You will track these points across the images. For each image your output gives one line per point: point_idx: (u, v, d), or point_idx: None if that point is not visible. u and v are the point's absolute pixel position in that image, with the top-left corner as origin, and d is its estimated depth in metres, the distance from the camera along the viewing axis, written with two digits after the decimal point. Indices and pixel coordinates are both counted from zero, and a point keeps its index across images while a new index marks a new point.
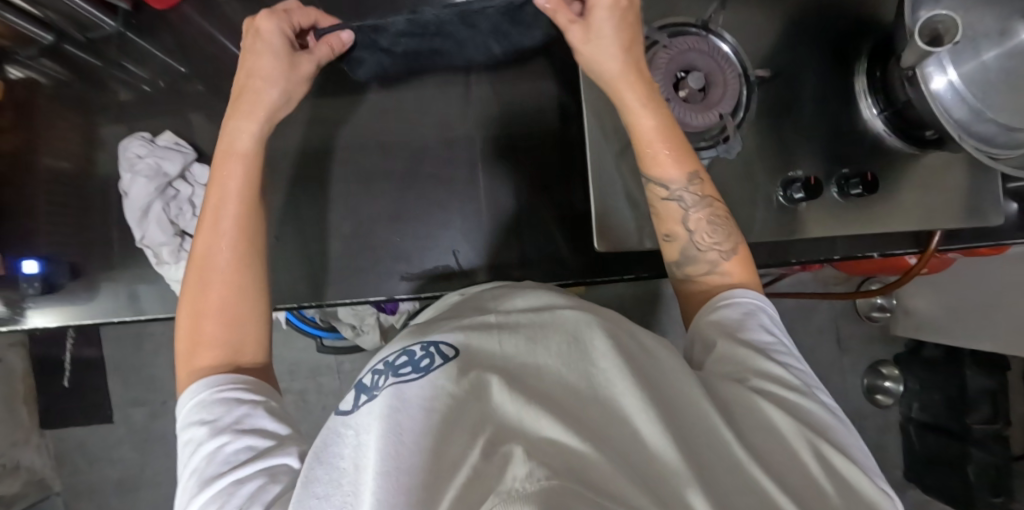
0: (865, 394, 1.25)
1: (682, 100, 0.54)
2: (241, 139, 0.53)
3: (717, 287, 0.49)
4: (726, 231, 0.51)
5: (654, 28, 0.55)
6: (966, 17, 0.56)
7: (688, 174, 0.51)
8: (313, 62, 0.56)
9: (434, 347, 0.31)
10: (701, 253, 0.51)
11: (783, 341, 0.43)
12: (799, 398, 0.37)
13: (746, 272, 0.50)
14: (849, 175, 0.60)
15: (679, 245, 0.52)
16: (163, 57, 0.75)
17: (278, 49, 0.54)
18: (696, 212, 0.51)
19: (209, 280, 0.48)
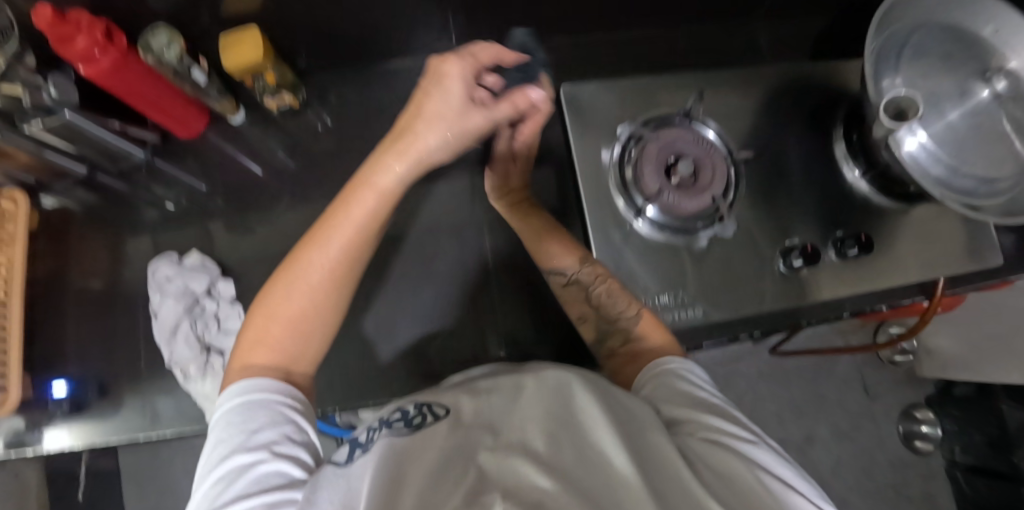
0: (903, 442, 1.20)
1: (675, 187, 0.58)
2: (383, 176, 0.44)
3: (632, 353, 0.48)
4: (625, 297, 0.52)
5: (639, 125, 0.60)
6: (926, 83, 0.60)
7: (578, 258, 0.55)
8: (486, 117, 0.43)
9: (428, 408, 0.37)
10: (611, 325, 0.51)
11: (720, 397, 0.41)
12: (750, 435, 0.36)
13: (659, 334, 0.48)
14: (843, 236, 0.62)
15: (595, 325, 0.53)
16: (188, 179, 0.81)
17: (456, 104, 0.42)
18: (593, 285, 0.54)
19: (292, 290, 0.42)
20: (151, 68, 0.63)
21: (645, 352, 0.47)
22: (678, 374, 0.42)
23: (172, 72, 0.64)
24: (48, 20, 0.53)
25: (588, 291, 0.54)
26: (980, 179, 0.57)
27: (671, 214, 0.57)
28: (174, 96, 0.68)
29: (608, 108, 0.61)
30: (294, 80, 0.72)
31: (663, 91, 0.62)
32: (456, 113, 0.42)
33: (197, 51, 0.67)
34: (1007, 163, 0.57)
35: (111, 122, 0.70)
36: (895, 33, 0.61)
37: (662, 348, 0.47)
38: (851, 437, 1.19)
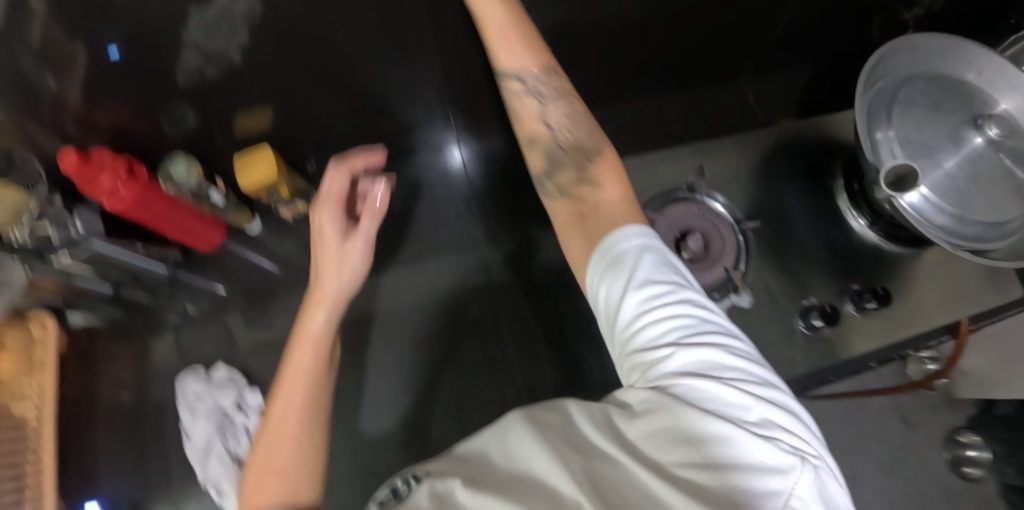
0: (950, 468, 1.16)
1: (688, 261, 0.59)
2: (312, 325, 0.61)
3: (588, 198, 0.44)
4: (585, 131, 0.48)
5: (646, 205, 0.62)
6: (920, 132, 0.61)
7: (542, 66, 0.49)
8: (358, 243, 0.67)
9: (409, 480, 0.33)
10: (563, 153, 0.48)
11: (662, 301, 0.32)
12: (700, 347, 0.29)
13: (618, 186, 0.43)
14: (860, 290, 0.63)
15: (540, 149, 0.50)
16: (207, 285, 0.86)
17: (334, 242, 0.66)
18: (551, 120, 0.50)
19: (278, 440, 0.50)
20: (172, 195, 0.65)
21: (603, 205, 0.42)
22: (618, 271, 0.35)
23: (191, 194, 0.67)
24: (73, 163, 0.57)
25: (544, 110, 0.50)
26: (993, 225, 0.57)
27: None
28: (195, 217, 0.71)
29: None
30: (305, 186, 0.74)
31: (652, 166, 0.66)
32: (337, 243, 0.66)
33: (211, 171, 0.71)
34: (1012, 206, 0.57)
35: (135, 245, 0.72)
36: (882, 91, 0.63)
37: (624, 205, 0.41)
38: (895, 470, 1.15)
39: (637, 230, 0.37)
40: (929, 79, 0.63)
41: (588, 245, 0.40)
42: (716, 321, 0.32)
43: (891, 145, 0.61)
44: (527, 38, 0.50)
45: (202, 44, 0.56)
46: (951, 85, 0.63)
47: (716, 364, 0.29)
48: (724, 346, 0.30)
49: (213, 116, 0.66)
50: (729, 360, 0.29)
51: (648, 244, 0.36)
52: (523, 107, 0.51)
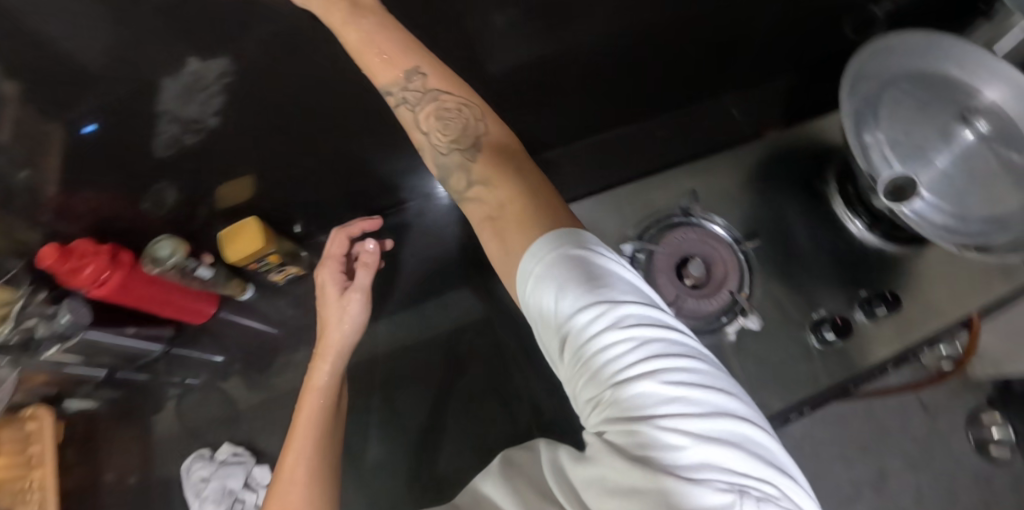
0: (976, 452, 1.14)
1: (691, 288, 0.59)
2: (319, 377, 0.65)
3: (483, 201, 0.40)
4: (463, 125, 0.43)
5: (643, 235, 0.62)
6: (909, 130, 0.60)
7: (405, 72, 0.44)
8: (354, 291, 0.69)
9: None
10: (447, 156, 0.43)
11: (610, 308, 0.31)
12: (634, 380, 0.29)
13: (507, 182, 0.40)
14: (868, 297, 0.62)
15: (426, 154, 0.46)
16: (203, 355, 0.85)
17: (334, 295, 0.70)
18: (425, 125, 0.44)
19: (288, 489, 0.54)
20: (156, 275, 0.63)
21: (498, 208, 0.39)
22: (542, 290, 0.33)
23: (177, 274, 0.64)
24: (53, 256, 0.55)
25: (417, 116, 0.44)
26: (993, 221, 0.57)
27: (696, 314, 0.58)
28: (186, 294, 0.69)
29: (607, 222, 0.64)
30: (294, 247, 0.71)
31: (646, 191, 0.66)
32: (336, 295, 0.70)
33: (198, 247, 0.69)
34: (1009, 200, 0.57)
35: (126, 329, 0.70)
36: (867, 95, 0.62)
37: (516, 205, 0.38)
38: (921, 460, 1.13)
39: (551, 238, 0.34)
40: (909, 80, 0.63)
41: (502, 260, 0.38)
42: (652, 326, 0.31)
43: (882, 147, 0.60)
44: (397, 38, 0.45)
45: (179, 117, 0.55)
46: (931, 83, 0.63)
47: (652, 395, 0.29)
48: (658, 366, 0.29)
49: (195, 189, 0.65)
50: (666, 385, 0.29)
51: (565, 251, 0.33)
52: (402, 118, 0.45)
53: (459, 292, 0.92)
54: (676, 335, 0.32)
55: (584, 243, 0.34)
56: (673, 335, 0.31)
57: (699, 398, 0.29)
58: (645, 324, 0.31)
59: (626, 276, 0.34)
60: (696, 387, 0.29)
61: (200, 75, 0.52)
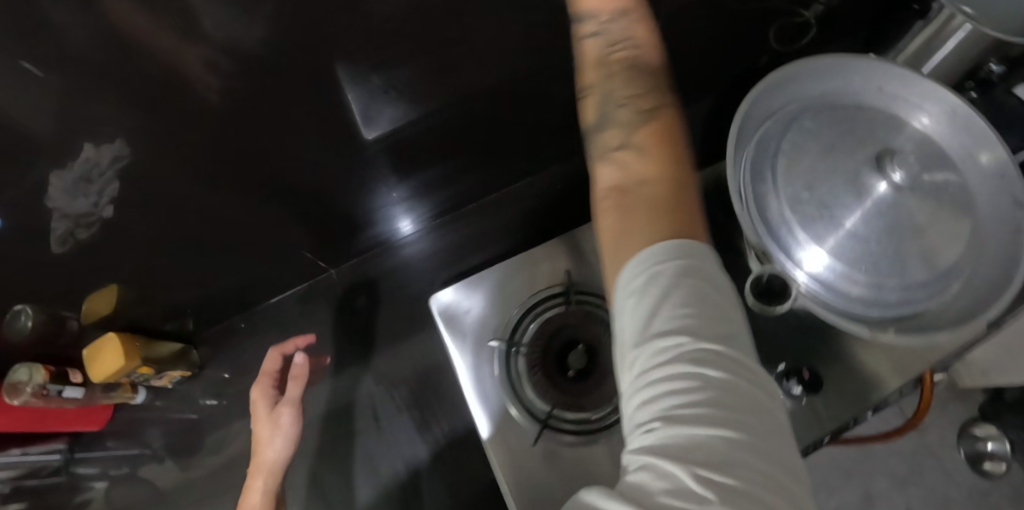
0: (970, 468, 1.04)
1: (570, 382, 0.57)
2: (253, 498, 0.60)
3: (624, 159, 0.37)
4: (652, 89, 0.41)
5: (520, 327, 0.60)
6: (813, 180, 0.52)
7: (623, 14, 0.44)
8: (287, 406, 0.65)
9: None
10: (615, 107, 0.41)
11: (711, 336, 0.27)
12: (692, 421, 0.25)
13: (664, 161, 0.36)
14: (785, 372, 0.57)
15: (596, 103, 0.44)
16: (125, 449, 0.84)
17: (263, 414, 0.66)
18: (612, 73, 0.44)
19: None
20: (19, 406, 0.61)
21: (635, 181, 0.35)
22: (638, 295, 0.30)
23: (41, 400, 0.62)
24: None
25: (610, 64, 0.44)
26: (924, 283, 0.50)
27: (574, 410, 0.56)
28: (66, 414, 0.68)
29: (491, 311, 0.62)
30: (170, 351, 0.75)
31: (530, 263, 0.64)
32: (266, 413, 0.66)
33: (69, 363, 0.68)
34: (940, 255, 0.50)
35: (11, 449, 0.66)
36: (763, 141, 0.54)
37: (660, 188, 0.34)
38: (911, 482, 1.05)
39: (677, 245, 0.30)
40: (815, 114, 0.55)
41: (617, 234, 0.34)
42: (741, 384, 0.26)
43: (779, 202, 0.52)
44: None
45: (69, 212, 0.54)
46: (841, 115, 0.54)
47: (707, 443, 0.24)
48: (727, 421, 0.25)
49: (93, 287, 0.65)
50: (728, 446, 0.24)
51: (684, 262, 0.30)
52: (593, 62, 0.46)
53: (382, 355, 0.89)
54: (768, 412, 0.26)
55: (708, 270, 0.30)
56: (762, 409, 0.26)
57: (758, 478, 0.23)
58: (733, 378, 0.26)
59: (738, 328, 0.29)
60: (758, 463, 0.24)
61: (93, 162, 0.51)
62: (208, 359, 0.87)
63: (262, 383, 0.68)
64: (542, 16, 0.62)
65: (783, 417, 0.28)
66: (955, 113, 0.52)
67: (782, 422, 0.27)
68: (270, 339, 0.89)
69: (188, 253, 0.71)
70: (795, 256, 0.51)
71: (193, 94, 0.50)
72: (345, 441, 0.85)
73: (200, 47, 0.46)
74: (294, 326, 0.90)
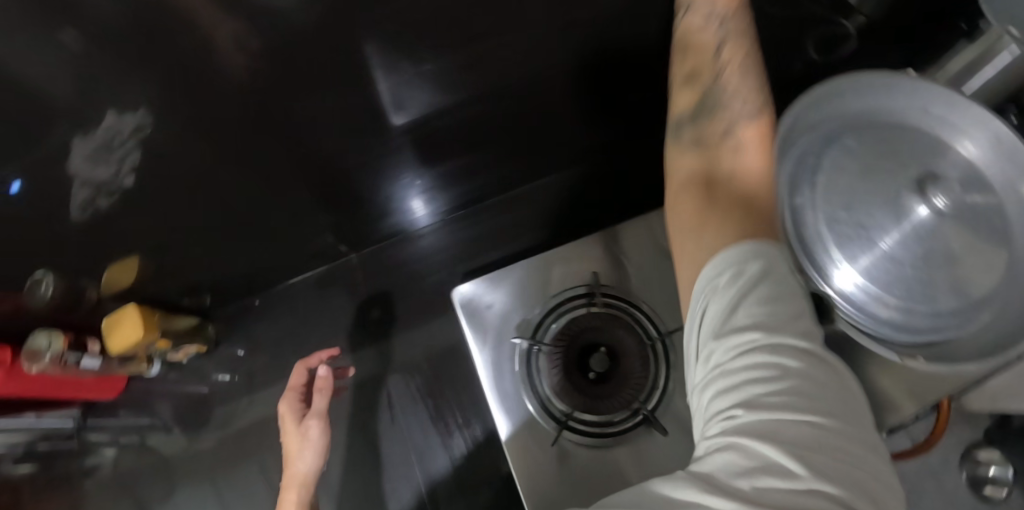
0: (970, 490, 1.03)
1: (590, 384, 0.58)
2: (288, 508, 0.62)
3: (722, 158, 0.42)
4: (755, 93, 0.45)
5: (544, 325, 0.60)
6: (852, 200, 0.52)
7: (732, 19, 0.48)
8: (314, 420, 0.65)
9: None
10: (719, 103, 0.45)
11: (787, 327, 0.29)
12: (777, 408, 0.27)
13: (759, 159, 0.41)
14: None
15: (692, 94, 0.47)
16: (137, 419, 0.85)
17: (291, 425, 0.66)
18: (720, 68, 0.47)
19: None
20: (38, 373, 0.61)
21: (729, 172, 0.41)
22: (716, 292, 0.31)
23: (59, 368, 0.63)
24: None
25: (716, 57, 0.47)
26: (953, 313, 0.49)
27: (592, 411, 0.57)
28: (83, 382, 0.69)
29: (514, 309, 0.62)
30: (183, 325, 0.77)
31: (553, 263, 0.64)
32: (295, 426, 0.66)
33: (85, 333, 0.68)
34: (972, 287, 0.49)
35: (26, 413, 0.67)
36: (802, 157, 0.54)
37: (755, 181, 0.40)
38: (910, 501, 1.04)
39: (756, 244, 0.33)
40: (859, 132, 0.54)
41: (698, 216, 0.38)
42: (819, 371, 0.28)
43: (815, 218, 0.52)
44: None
45: (90, 179, 0.53)
46: (884, 136, 0.54)
47: (792, 428, 0.26)
48: (808, 406, 0.27)
49: (116, 258, 0.65)
50: (811, 428, 0.26)
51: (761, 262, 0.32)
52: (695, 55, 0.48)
53: (392, 341, 0.89)
54: (842, 395, 0.28)
55: (782, 269, 0.32)
56: (838, 395, 0.28)
57: (837, 456, 0.25)
58: (811, 366, 0.28)
59: (810, 319, 0.31)
60: (837, 442, 0.26)
61: (115, 130, 0.49)
62: (224, 334, 0.88)
63: (289, 396, 0.68)
64: (585, 16, 0.61)
65: (856, 402, 0.29)
66: (998, 142, 0.50)
67: (856, 404, 0.29)
68: (286, 318, 0.90)
69: (210, 230, 0.71)
70: (828, 273, 0.51)
71: (230, 73, 0.50)
72: (355, 425, 0.86)
73: (237, 25, 0.44)
74: (310, 308, 0.90)
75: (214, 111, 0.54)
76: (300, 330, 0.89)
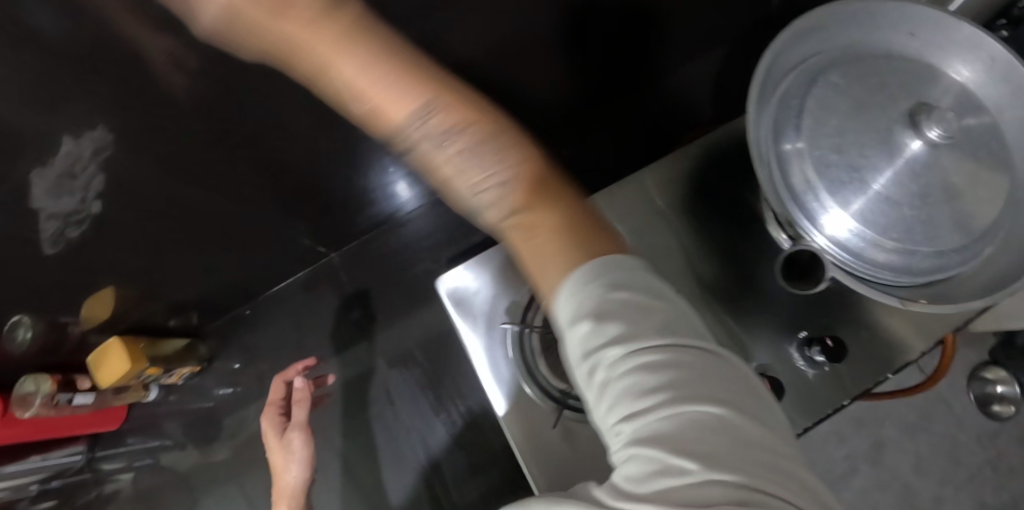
0: (979, 410, 1.02)
1: None
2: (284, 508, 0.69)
3: (543, 277, 0.30)
4: (500, 155, 0.32)
5: (533, 306, 0.59)
6: (843, 142, 0.49)
7: (417, 89, 0.33)
8: (295, 431, 0.72)
9: None
10: (481, 202, 0.31)
11: (652, 318, 0.26)
12: (661, 407, 0.24)
13: (549, 225, 0.30)
14: (808, 339, 0.56)
15: (459, 194, 0.33)
16: (147, 443, 0.84)
17: (272, 437, 0.73)
18: (448, 163, 0.32)
19: None
20: (33, 418, 0.61)
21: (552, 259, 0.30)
22: (570, 308, 0.28)
23: (53, 409, 0.62)
24: None
25: (432, 159, 0.33)
26: (957, 249, 0.47)
27: None
28: (83, 418, 0.68)
29: (502, 288, 0.60)
30: (173, 348, 0.77)
31: None
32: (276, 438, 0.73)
33: (75, 368, 0.67)
34: (974, 219, 0.47)
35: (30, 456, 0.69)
36: (785, 101, 0.52)
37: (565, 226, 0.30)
38: (923, 427, 1.03)
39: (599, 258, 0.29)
40: (844, 67, 0.51)
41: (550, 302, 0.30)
42: (684, 355, 0.25)
43: (802, 161, 0.50)
44: (366, 46, 0.33)
45: (55, 211, 0.50)
46: (872, 67, 0.51)
47: (686, 424, 0.23)
48: (689, 400, 0.24)
49: (92, 292, 0.63)
50: (701, 417, 0.23)
51: (594, 259, 0.29)
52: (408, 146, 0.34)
53: (390, 330, 0.88)
54: (721, 368, 0.26)
55: (634, 267, 0.29)
56: (724, 373, 0.26)
57: (738, 441, 0.23)
58: (677, 353, 0.25)
59: (677, 306, 0.28)
60: (732, 427, 0.23)
61: (76, 154, 0.47)
62: (221, 348, 0.87)
63: (267, 412, 0.75)
64: None
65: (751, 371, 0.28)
66: (996, 64, 0.47)
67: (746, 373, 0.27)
68: (280, 322, 0.88)
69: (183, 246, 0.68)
70: (816, 216, 0.50)
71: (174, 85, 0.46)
72: (357, 418, 0.85)
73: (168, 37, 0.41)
74: (300, 310, 0.89)
75: (181, 126, 0.52)
76: (293, 332, 0.88)
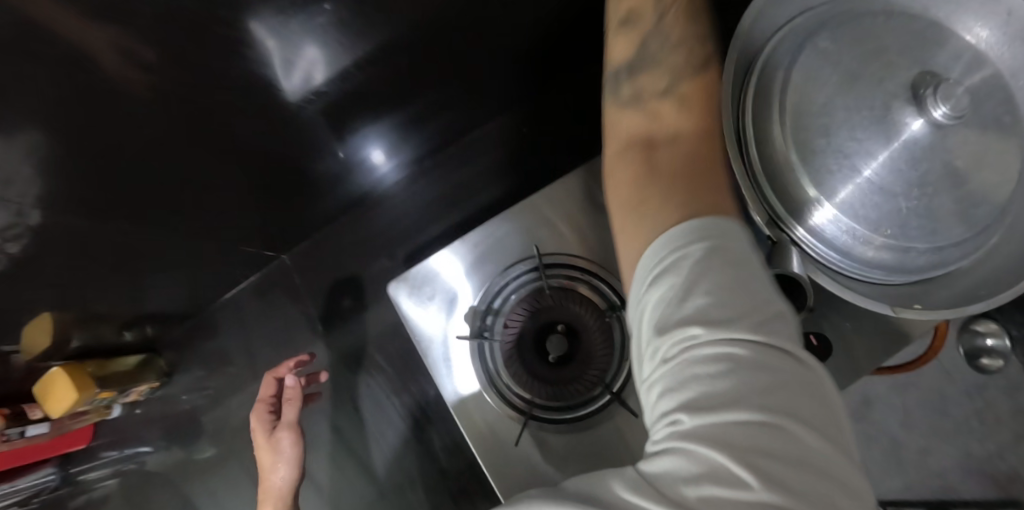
0: (967, 363, 1.01)
1: (552, 366, 0.57)
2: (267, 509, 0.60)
3: (665, 118, 0.36)
4: (690, 38, 0.40)
5: (493, 315, 0.58)
6: (836, 123, 0.43)
7: None
8: (286, 430, 0.63)
9: None
10: (662, 48, 0.39)
11: (748, 314, 0.26)
12: (742, 398, 0.24)
13: (694, 101, 0.37)
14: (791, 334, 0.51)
15: (638, 39, 0.41)
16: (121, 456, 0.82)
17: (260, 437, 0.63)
18: (662, 10, 0.40)
19: None
20: None
21: (673, 118, 0.36)
22: (661, 281, 0.28)
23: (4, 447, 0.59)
24: None
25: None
26: (957, 244, 0.42)
27: (555, 398, 0.56)
28: (47, 442, 0.67)
29: (460, 297, 0.59)
30: (132, 363, 0.76)
31: (494, 241, 0.60)
32: (265, 439, 0.63)
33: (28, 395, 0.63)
34: (984, 206, 0.41)
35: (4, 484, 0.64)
36: (766, 74, 0.46)
37: (696, 135, 0.35)
38: (909, 382, 1.02)
39: (706, 233, 0.28)
40: (835, 29, 0.44)
41: (649, 164, 0.34)
42: (775, 362, 0.24)
43: (783, 143, 0.45)
44: None
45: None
46: (867, 29, 0.44)
47: (761, 426, 0.23)
48: (771, 406, 0.23)
49: (30, 319, 0.57)
50: (776, 427, 0.23)
51: (707, 236, 0.28)
52: None
53: (362, 321, 0.86)
54: (810, 384, 0.25)
55: (738, 255, 0.28)
56: (815, 390, 0.25)
57: (813, 463, 0.22)
58: (770, 352, 0.25)
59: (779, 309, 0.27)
60: (804, 444, 0.23)
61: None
62: (189, 351, 0.84)
63: (256, 412, 0.65)
64: None
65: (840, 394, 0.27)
66: (1016, 19, 0.40)
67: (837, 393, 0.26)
68: (250, 322, 0.86)
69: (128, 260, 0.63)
70: (805, 211, 0.45)
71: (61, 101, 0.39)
72: (336, 413, 0.84)
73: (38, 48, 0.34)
74: (265, 309, 0.86)
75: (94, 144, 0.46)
76: (263, 329, 0.86)
